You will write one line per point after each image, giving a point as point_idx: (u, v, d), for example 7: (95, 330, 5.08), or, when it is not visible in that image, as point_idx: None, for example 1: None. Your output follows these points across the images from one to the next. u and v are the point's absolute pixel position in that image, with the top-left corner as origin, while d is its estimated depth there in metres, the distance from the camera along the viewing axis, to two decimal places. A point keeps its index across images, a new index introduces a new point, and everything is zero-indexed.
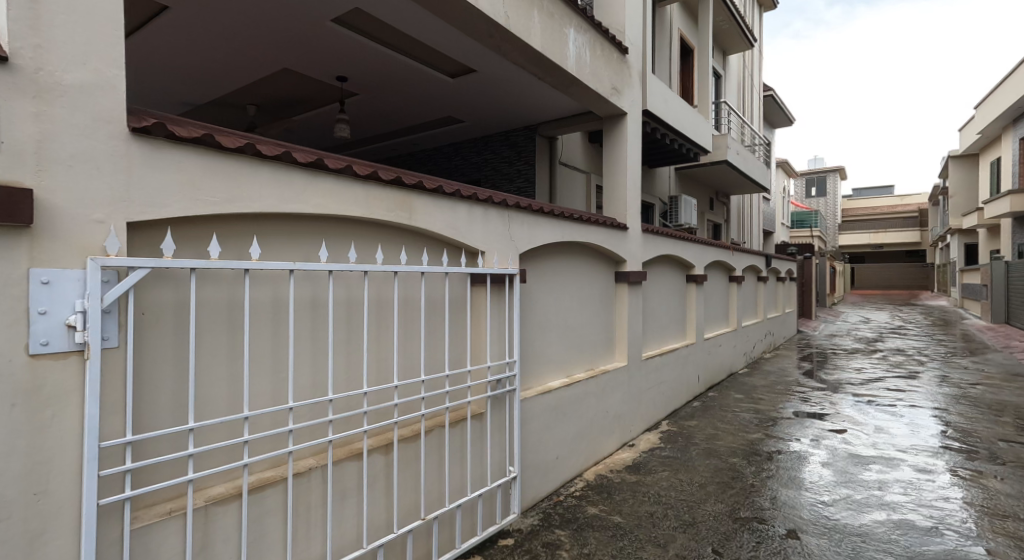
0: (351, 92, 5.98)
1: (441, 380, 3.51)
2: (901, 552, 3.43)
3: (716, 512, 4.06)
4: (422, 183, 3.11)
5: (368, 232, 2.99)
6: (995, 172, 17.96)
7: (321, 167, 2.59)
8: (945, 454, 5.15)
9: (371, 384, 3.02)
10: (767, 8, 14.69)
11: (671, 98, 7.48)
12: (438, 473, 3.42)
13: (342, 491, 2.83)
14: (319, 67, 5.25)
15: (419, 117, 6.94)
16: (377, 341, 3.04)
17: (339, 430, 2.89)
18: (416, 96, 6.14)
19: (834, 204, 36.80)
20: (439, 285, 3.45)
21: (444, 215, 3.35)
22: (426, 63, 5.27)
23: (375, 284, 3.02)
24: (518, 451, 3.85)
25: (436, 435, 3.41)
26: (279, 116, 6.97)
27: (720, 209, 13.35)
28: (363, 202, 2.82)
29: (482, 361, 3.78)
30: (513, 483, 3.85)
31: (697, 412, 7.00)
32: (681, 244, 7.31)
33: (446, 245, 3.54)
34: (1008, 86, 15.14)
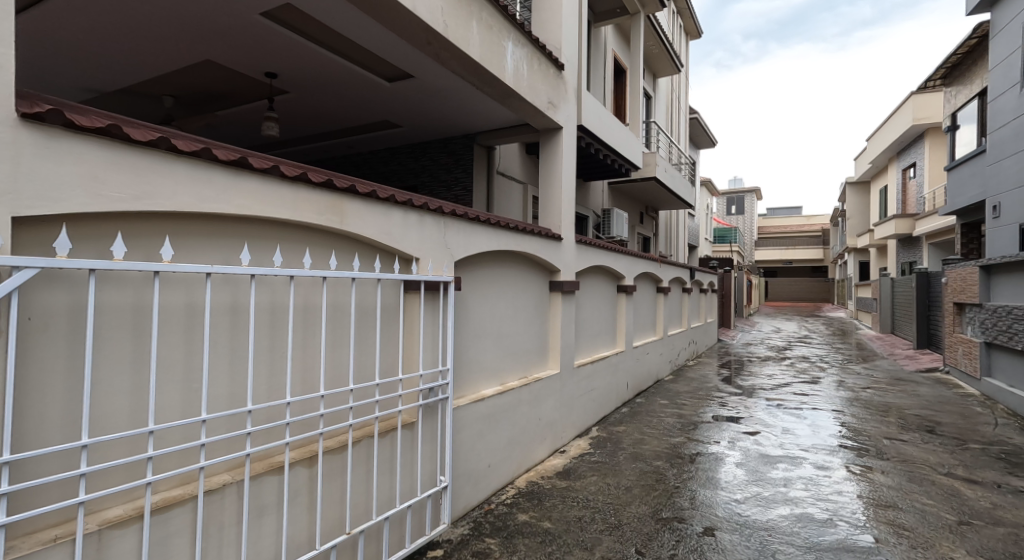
0: (281, 89, 5.76)
1: (370, 388, 3.44)
2: (801, 543, 3.73)
3: (640, 514, 4.23)
4: (354, 187, 3.06)
5: (294, 235, 2.90)
6: (883, 198, 20.04)
7: (245, 166, 2.49)
8: (840, 452, 5.65)
9: (295, 394, 2.92)
10: (693, 36, 15.66)
11: (605, 115, 7.78)
12: (365, 484, 3.34)
13: (259, 507, 2.70)
14: (245, 61, 5.02)
15: (353, 120, 6.81)
16: (302, 347, 2.94)
17: (258, 442, 2.77)
18: (351, 99, 6.03)
19: (750, 222, 39.53)
20: (370, 291, 3.39)
21: (377, 221, 3.31)
22: (363, 65, 5.18)
23: (301, 289, 2.93)
24: (449, 460, 3.83)
25: (364, 445, 3.33)
26: (199, 110, 6.60)
27: (649, 223, 13.98)
28: (290, 203, 2.73)
29: (414, 368, 3.75)
30: (444, 493, 3.83)
31: (626, 418, 7.25)
32: (613, 255, 7.61)
33: (379, 249, 3.49)
34: (893, 121, 16.96)
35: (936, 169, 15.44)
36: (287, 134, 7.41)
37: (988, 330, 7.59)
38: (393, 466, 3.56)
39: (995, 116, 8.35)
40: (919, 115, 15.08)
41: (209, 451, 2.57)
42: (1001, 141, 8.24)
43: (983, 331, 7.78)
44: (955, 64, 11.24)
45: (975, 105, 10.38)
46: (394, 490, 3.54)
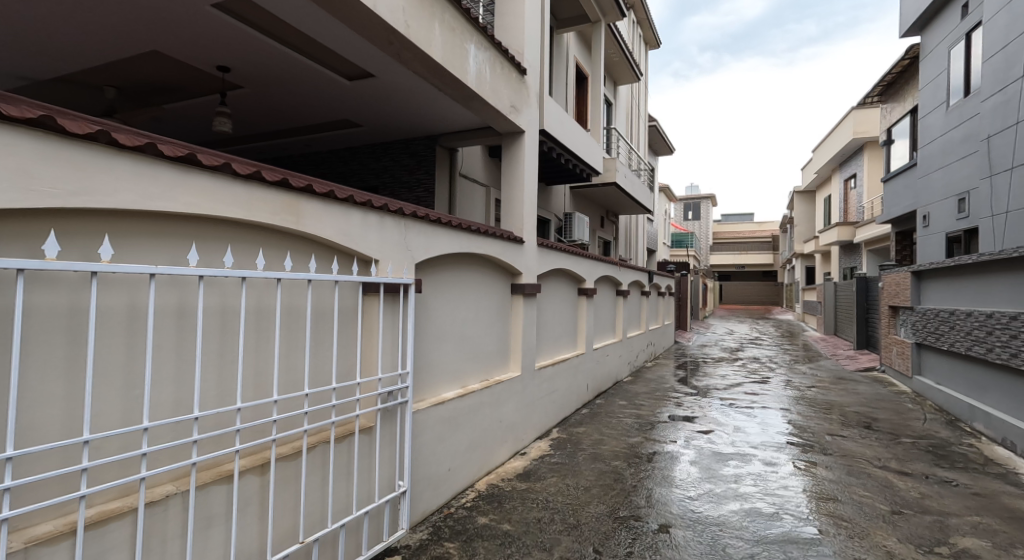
0: (234, 84, 5.59)
1: (327, 392, 3.39)
2: (749, 536, 3.89)
3: (598, 513, 4.32)
4: (311, 187, 3.02)
5: (246, 235, 2.82)
6: (827, 207, 21.12)
7: (193, 163, 2.42)
8: (787, 448, 5.93)
9: (247, 399, 2.84)
10: (652, 47, 16.09)
11: (566, 120, 7.90)
12: (320, 492, 3.27)
13: (206, 517, 2.61)
14: (194, 53, 4.85)
15: (311, 118, 6.68)
16: (254, 351, 2.87)
17: (206, 450, 2.68)
18: (309, 97, 5.92)
19: (706, 228, 40.84)
20: (327, 293, 3.34)
21: (335, 221, 3.26)
22: (321, 62, 5.09)
23: (254, 291, 2.86)
24: (408, 464, 3.80)
25: (320, 451, 3.27)
26: (146, 103, 6.33)
27: (609, 227, 14.26)
28: (242, 202, 2.67)
29: (372, 372, 3.71)
30: (402, 497, 3.79)
31: (586, 419, 7.37)
32: (574, 259, 7.72)
33: (336, 251, 3.44)
34: (835, 134, 17.90)
35: (873, 180, 16.40)
36: (241, 131, 7.19)
37: (919, 332, 8.11)
38: (350, 472, 3.51)
39: (925, 132, 8.95)
40: (858, 129, 15.94)
41: (151, 460, 2.47)
42: (931, 155, 8.82)
43: (914, 332, 8.31)
44: (891, 82, 11.98)
45: (907, 121, 11.10)
46: (351, 496, 3.49)
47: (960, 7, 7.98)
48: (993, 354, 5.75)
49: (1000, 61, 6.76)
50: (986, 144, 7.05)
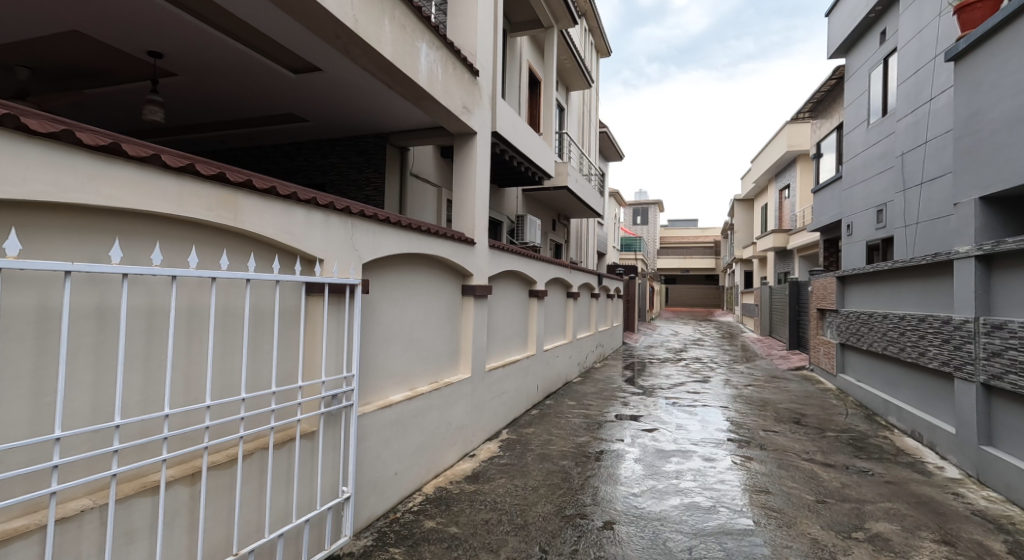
0: (168, 70, 5.31)
1: (266, 397, 3.27)
2: (688, 530, 4.05)
3: (545, 512, 4.38)
4: (250, 182, 2.91)
5: (177, 231, 2.70)
6: (763, 215, 22.28)
7: (117, 153, 2.31)
8: (724, 444, 6.21)
9: (176, 405, 2.71)
10: (602, 55, 16.48)
11: (519, 124, 7.96)
12: (256, 500, 3.15)
13: (127, 534, 2.47)
14: (123, 35, 4.58)
15: (253, 110, 6.43)
16: (184, 354, 2.74)
17: (127, 461, 2.54)
18: (251, 88, 5.70)
19: (653, 233, 42.12)
20: (267, 294, 3.22)
21: (277, 219, 3.16)
22: (264, 52, 4.93)
23: (185, 291, 2.73)
24: (352, 470, 3.72)
25: (257, 459, 3.15)
26: (66, 86, 5.90)
27: (561, 230, 14.48)
28: (174, 196, 2.55)
29: (315, 375, 3.61)
30: (346, 504, 3.70)
31: (535, 419, 7.44)
32: (525, 261, 7.80)
33: (278, 250, 3.33)
34: (771, 146, 18.92)
35: (804, 191, 17.42)
36: (176, 121, 6.83)
37: (842, 333, 8.67)
38: (290, 478, 3.40)
39: (849, 147, 9.60)
40: (792, 142, 16.88)
41: (64, 474, 2.32)
42: (854, 169, 9.47)
43: (838, 333, 8.89)
44: (820, 99, 12.78)
45: (834, 137, 11.88)
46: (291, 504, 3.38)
47: (878, 35, 8.64)
48: (905, 353, 6.22)
49: (911, 85, 7.37)
50: (900, 161, 7.66)
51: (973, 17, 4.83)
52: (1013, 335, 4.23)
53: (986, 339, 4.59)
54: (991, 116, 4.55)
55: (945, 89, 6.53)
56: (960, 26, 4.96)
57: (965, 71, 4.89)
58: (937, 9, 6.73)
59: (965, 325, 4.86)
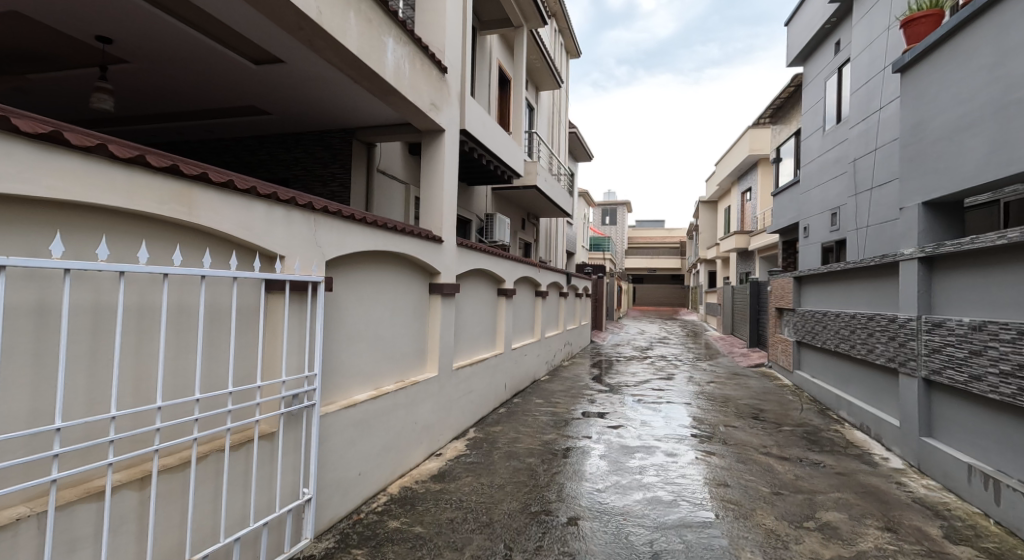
0: (119, 58, 5.14)
1: (222, 397, 3.22)
2: (650, 523, 4.22)
3: (511, 510, 4.47)
4: (206, 175, 2.89)
5: (125, 227, 2.66)
6: (726, 217, 22.97)
7: (60, 142, 2.28)
8: (686, 439, 6.44)
9: (124, 406, 2.67)
10: (572, 56, 16.68)
11: (488, 122, 8.02)
12: (212, 503, 3.09)
13: (69, 540, 2.42)
14: (69, 20, 4.42)
15: (212, 102, 6.29)
16: (133, 354, 2.70)
17: (70, 465, 2.49)
18: (209, 79, 5.58)
19: (621, 233, 42.79)
20: (225, 291, 3.18)
21: (235, 214, 3.14)
22: (221, 42, 4.84)
23: (135, 289, 2.70)
24: (313, 471, 3.69)
25: (213, 461, 3.10)
26: (9, 72, 5.66)
27: (530, 229, 14.62)
28: (122, 189, 2.53)
29: (275, 375, 3.57)
30: (307, 505, 3.69)
31: (502, 417, 7.53)
32: (493, 259, 7.87)
33: (236, 246, 3.30)
34: (733, 151, 19.51)
35: (764, 194, 18.04)
36: (128, 111, 6.60)
37: (799, 331, 9.08)
38: (248, 482, 3.34)
39: (806, 152, 10.03)
40: (753, 147, 17.46)
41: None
42: (810, 174, 9.90)
43: (795, 332, 9.29)
44: (780, 106, 13.28)
45: (791, 142, 12.37)
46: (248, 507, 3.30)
47: (833, 44, 9.05)
48: (855, 350, 6.58)
49: (863, 94, 7.76)
50: (853, 166, 8.06)
51: (918, 31, 5.17)
52: (950, 332, 4.57)
53: (927, 336, 4.91)
54: (934, 124, 4.87)
55: (893, 99, 6.92)
56: (907, 39, 5.30)
57: (911, 82, 5.21)
58: (886, 22, 7.11)
59: (909, 323, 5.18)
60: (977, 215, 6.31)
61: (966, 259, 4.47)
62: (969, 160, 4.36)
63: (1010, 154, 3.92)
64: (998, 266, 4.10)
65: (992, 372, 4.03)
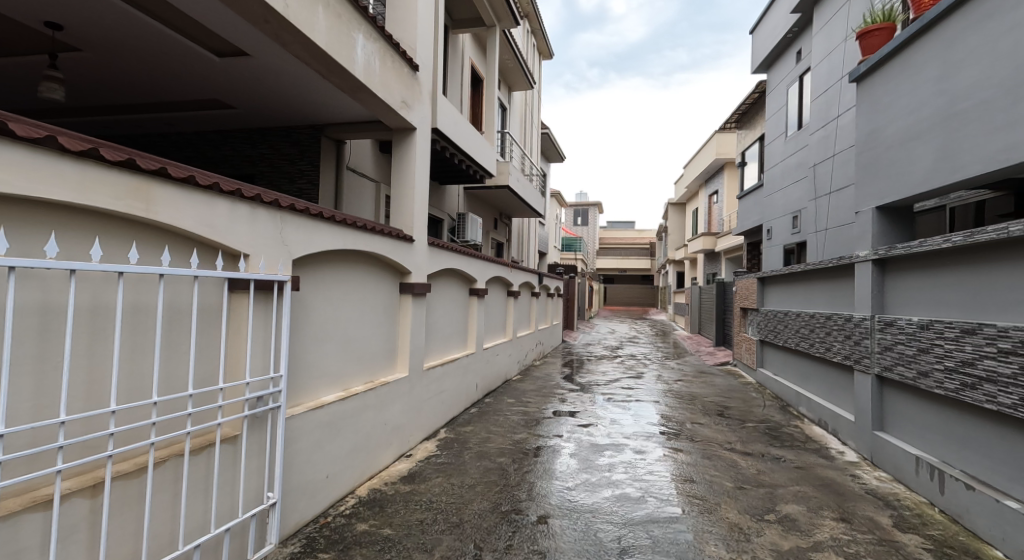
0: (71, 46, 4.93)
1: (182, 400, 3.13)
2: (618, 520, 4.28)
3: (481, 509, 4.48)
4: (165, 170, 2.81)
5: (77, 224, 2.56)
6: (694, 219, 23.46)
7: (5, 133, 2.18)
8: (654, 437, 6.56)
9: (76, 410, 2.57)
10: (545, 57, 16.77)
11: (460, 121, 7.99)
12: (170, 510, 3.00)
13: (15, 550, 2.32)
14: (17, 6, 4.22)
15: (173, 95, 6.10)
16: (86, 356, 2.60)
17: (16, 472, 2.39)
18: (169, 71, 5.41)
19: (592, 234, 43.21)
20: (186, 290, 3.09)
21: (197, 211, 3.05)
22: (182, 33, 4.69)
23: (87, 288, 2.60)
24: (279, 474, 3.62)
25: (172, 466, 3.01)
26: None
27: (502, 229, 14.63)
28: (74, 183, 2.44)
29: (239, 377, 3.49)
30: (272, 510, 3.61)
31: (473, 417, 7.52)
32: (465, 259, 7.85)
33: (197, 244, 3.21)
34: (701, 154, 19.94)
35: (730, 197, 18.49)
36: (81, 101, 6.32)
37: (762, 330, 9.34)
38: (209, 487, 3.25)
39: (769, 157, 10.33)
40: (720, 151, 17.87)
41: None
42: (773, 178, 10.20)
43: (758, 331, 9.55)
44: (745, 111, 13.63)
45: (756, 147, 12.73)
46: (210, 513, 3.22)
47: (795, 54, 9.36)
48: (814, 348, 6.82)
49: (823, 102, 8.04)
50: (813, 171, 8.34)
51: (873, 43, 5.39)
52: (901, 331, 4.78)
53: (880, 335, 5.13)
54: (887, 132, 5.09)
55: (850, 107, 7.20)
56: (862, 51, 5.52)
57: (867, 91, 5.43)
58: (844, 33, 7.39)
59: (864, 322, 5.40)
60: (926, 220, 6.62)
61: (916, 261, 4.68)
62: (919, 167, 4.58)
63: (955, 162, 4.13)
64: (945, 268, 4.32)
65: (938, 369, 4.24)
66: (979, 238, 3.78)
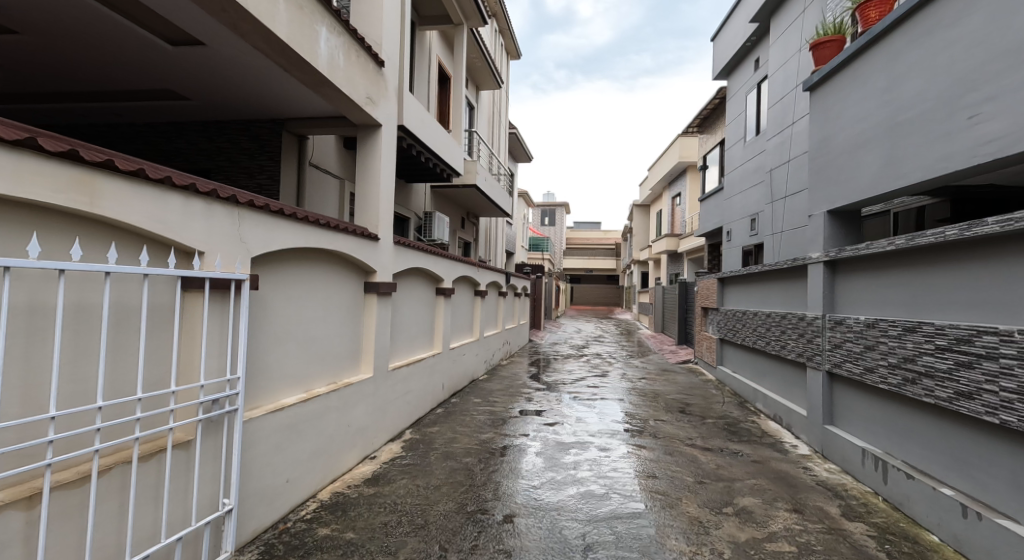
0: (8, 29, 4.65)
1: (130, 404, 3.00)
2: (582, 517, 4.33)
3: (446, 510, 4.45)
4: (112, 162, 2.69)
5: (12, 218, 2.43)
6: (658, 220, 23.93)
7: None
8: (618, 434, 6.67)
9: (11, 416, 2.44)
10: (513, 57, 16.79)
11: (427, 118, 7.92)
12: (116, 520, 2.87)
13: None
14: None
15: (122, 84, 5.83)
16: (22, 359, 2.46)
17: None
18: (118, 58, 5.17)
19: (559, 234, 43.54)
20: (135, 289, 2.97)
21: (147, 206, 2.94)
22: (132, 20, 4.49)
23: (25, 287, 2.46)
24: (235, 480, 3.51)
25: (118, 473, 2.88)
26: None
27: (470, 228, 14.58)
28: (10, 176, 2.31)
29: (193, 379, 3.37)
30: (228, 517, 3.50)
31: (439, 418, 7.47)
32: (431, 258, 7.79)
33: (148, 240, 3.08)
34: (665, 157, 20.37)
35: (692, 199, 18.95)
36: (20, 87, 5.96)
37: (722, 329, 9.62)
38: (159, 496, 3.12)
39: (729, 161, 10.64)
40: (683, 154, 18.28)
41: None
42: (733, 181, 10.51)
43: (718, 329, 9.83)
44: (707, 116, 14.00)
45: (717, 151, 13.08)
46: (160, 522, 3.09)
47: (753, 62, 9.68)
48: (771, 346, 7.06)
49: (779, 109, 8.35)
50: (770, 175, 8.64)
51: (824, 54, 5.63)
52: (849, 329, 5.01)
53: (830, 333, 5.36)
54: (837, 139, 5.32)
55: (804, 114, 7.49)
56: (815, 61, 5.75)
57: (819, 99, 5.66)
58: (799, 43, 7.69)
59: (816, 321, 5.63)
60: (873, 224, 6.94)
61: (864, 263, 4.91)
62: (867, 173, 4.79)
63: (899, 168, 4.34)
64: (889, 269, 4.55)
65: (883, 365, 4.47)
66: (920, 242, 3.99)
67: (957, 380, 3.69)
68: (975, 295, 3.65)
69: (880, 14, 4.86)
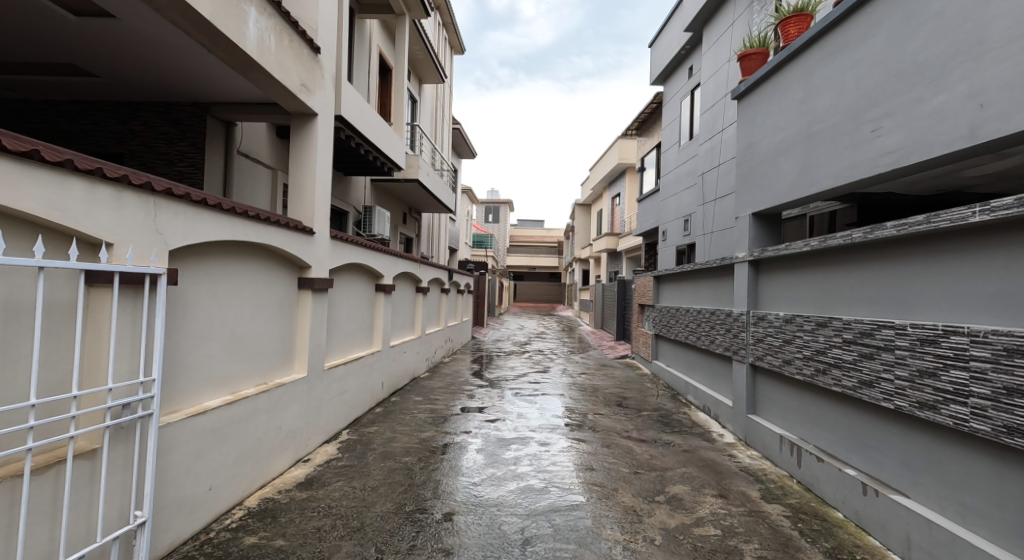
0: None
1: (24, 410, 2.74)
2: (521, 511, 4.37)
3: (384, 511, 4.36)
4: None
5: None
6: (599, 219, 24.49)
7: None
8: (558, 428, 6.78)
9: None
10: (456, 51, 16.62)
11: (366, 110, 7.69)
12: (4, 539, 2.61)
13: None
14: None
15: (18, 56, 5.29)
16: None
17: None
18: (11, 27, 4.68)
19: (503, 231, 43.64)
20: (29, 284, 2.71)
21: (44, 192, 2.68)
22: None
23: None
24: (148, 490, 3.27)
25: (7, 488, 2.62)
26: None
27: (411, 224, 14.32)
28: None
29: (100, 383, 3.11)
30: (141, 530, 3.27)
31: (378, 417, 7.30)
32: (370, 254, 7.58)
33: (46, 229, 2.82)
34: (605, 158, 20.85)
35: (631, 200, 19.50)
36: None
37: (657, 325, 9.99)
38: (57, 510, 2.86)
39: (665, 163, 11.04)
40: (623, 156, 18.75)
41: None
42: (668, 183, 10.92)
43: (654, 325, 10.18)
44: (645, 119, 14.45)
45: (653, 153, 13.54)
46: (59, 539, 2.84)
47: (687, 69, 10.07)
48: (701, 341, 7.40)
49: (710, 116, 8.75)
50: (702, 178, 9.04)
51: (751, 65, 5.93)
52: (770, 325, 5.34)
53: (754, 328, 5.69)
54: (761, 145, 5.62)
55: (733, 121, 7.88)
56: (742, 71, 6.05)
57: (746, 107, 5.97)
58: (728, 54, 8.09)
59: (741, 316, 5.95)
60: (794, 226, 7.39)
61: (784, 262, 5.23)
62: (786, 178, 5.11)
63: (813, 175, 4.66)
64: (805, 268, 4.87)
65: (799, 357, 4.79)
66: (831, 243, 4.30)
67: (860, 370, 4.01)
68: (877, 293, 3.97)
69: (799, 30, 5.18)
